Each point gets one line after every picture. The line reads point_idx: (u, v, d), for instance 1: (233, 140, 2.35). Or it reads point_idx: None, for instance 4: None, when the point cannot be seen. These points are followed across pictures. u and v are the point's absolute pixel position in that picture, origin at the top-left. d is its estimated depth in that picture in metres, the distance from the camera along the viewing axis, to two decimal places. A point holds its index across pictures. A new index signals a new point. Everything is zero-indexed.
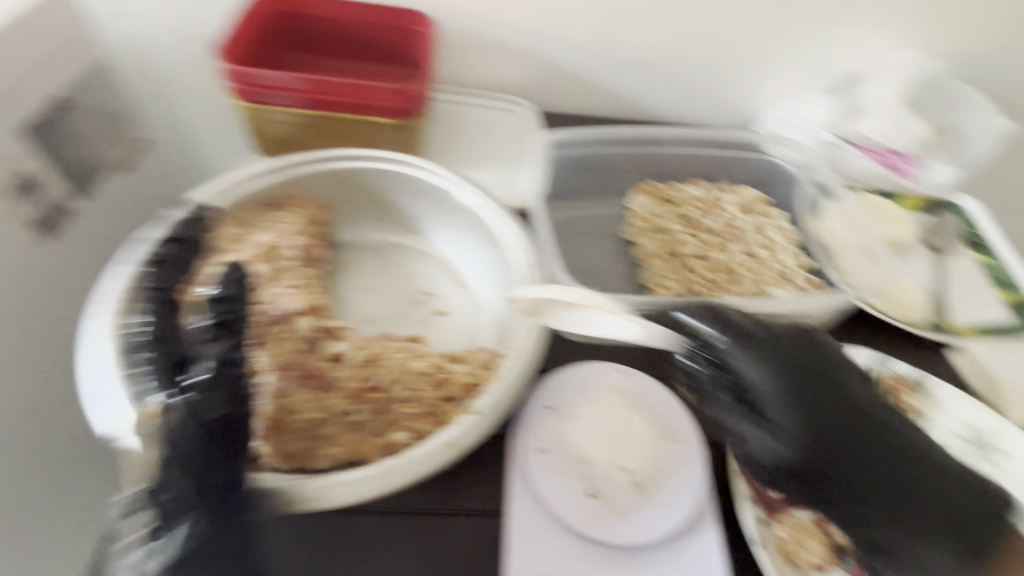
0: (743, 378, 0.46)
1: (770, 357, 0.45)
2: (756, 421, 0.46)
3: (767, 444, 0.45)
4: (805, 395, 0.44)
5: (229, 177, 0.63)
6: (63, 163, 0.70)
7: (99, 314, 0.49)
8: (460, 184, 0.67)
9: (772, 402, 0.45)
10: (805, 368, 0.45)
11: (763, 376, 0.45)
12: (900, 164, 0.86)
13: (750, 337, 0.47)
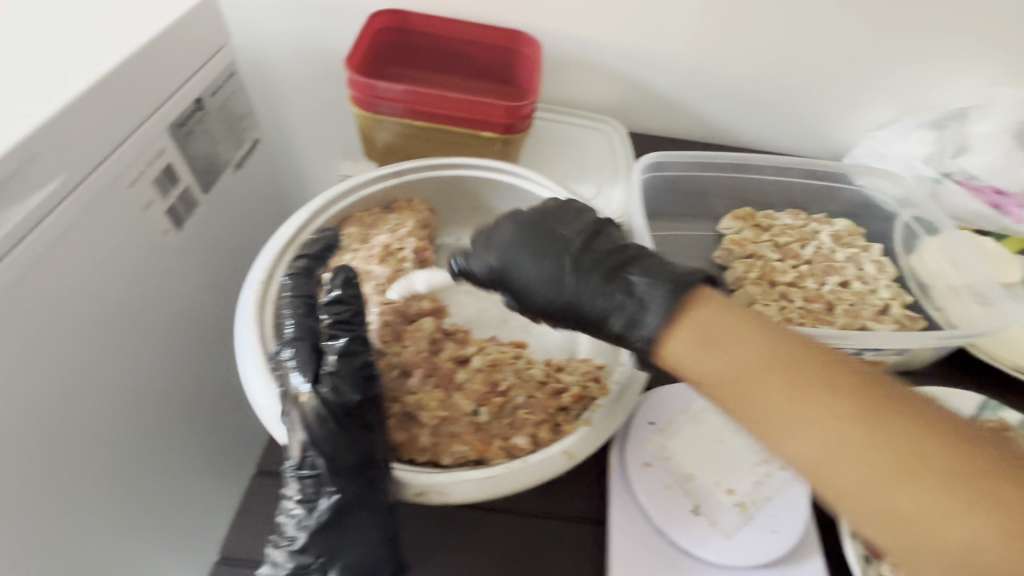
0: (477, 255, 0.50)
1: (520, 229, 0.49)
2: (530, 287, 0.48)
3: (531, 291, 0.48)
4: (546, 249, 0.48)
5: (354, 181, 0.67)
6: (197, 159, 0.76)
7: (248, 302, 0.54)
8: (565, 196, 0.69)
9: (520, 262, 0.48)
10: (543, 231, 0.49)
11: (502, 244, 0.49)
12: (1004, 204, 0.84)
13: (499, 226, 0.50)
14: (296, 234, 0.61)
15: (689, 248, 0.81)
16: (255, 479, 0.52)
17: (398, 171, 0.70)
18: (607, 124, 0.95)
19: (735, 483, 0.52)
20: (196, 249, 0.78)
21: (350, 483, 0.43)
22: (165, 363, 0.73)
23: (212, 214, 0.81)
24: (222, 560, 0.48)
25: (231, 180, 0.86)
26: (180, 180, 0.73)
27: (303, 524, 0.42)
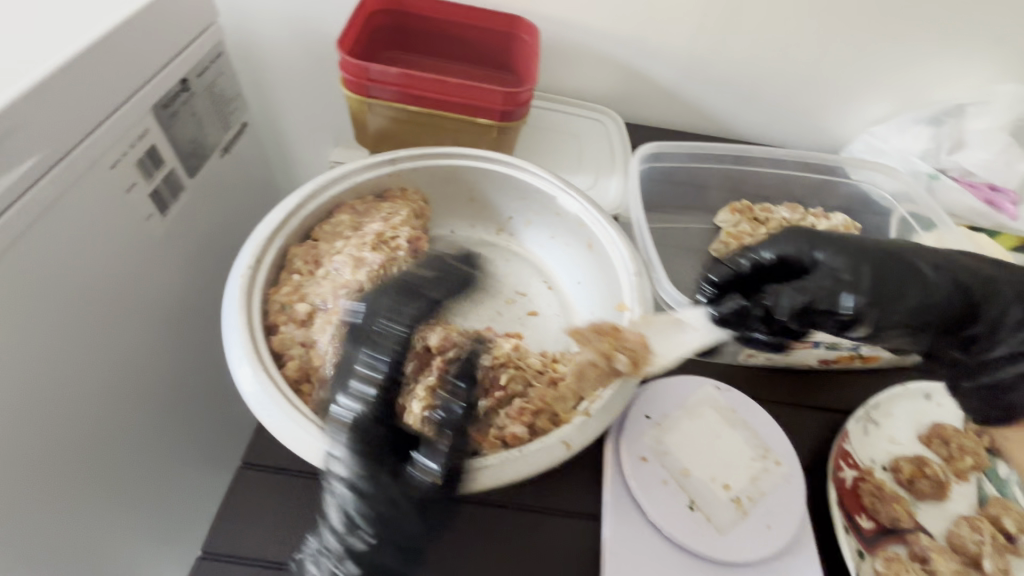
0: (790, 259, 0.54)
1: (795, 235, 0.55)
2: (834, 279, 0.50)
3: (840, 287, 0.50)
4: (842, 245, 0.52)
5: (347, 165, 0.65)
6: (183, 141, 0.73)
7: (236, 290, 0.52)
8: (562, 188, 0.67)
9: (831, 259, 0.52)
10: (811, 234, 0.54)
11: (793, 248, 0.54)
12: (1000, 202, 0.84)
13: (771, 238, 0.56)
14: (286, 218, 0.59)
15: (684, 241, 0.81)
16: (241, 472, 0.51)
17: (391, 158, 0.67)
18: (606, 115, 0.94)
19: (738, 484, 0.51)
20: (182, 235, 0.75)
21: (378, 517, 0.40)
22: (147, 351, 0.71)
23: (198, 199, 0.78)
24: (205, 554, 0.46)
25: (218, 164, 0.84)
26: (165, 162, 0.70)
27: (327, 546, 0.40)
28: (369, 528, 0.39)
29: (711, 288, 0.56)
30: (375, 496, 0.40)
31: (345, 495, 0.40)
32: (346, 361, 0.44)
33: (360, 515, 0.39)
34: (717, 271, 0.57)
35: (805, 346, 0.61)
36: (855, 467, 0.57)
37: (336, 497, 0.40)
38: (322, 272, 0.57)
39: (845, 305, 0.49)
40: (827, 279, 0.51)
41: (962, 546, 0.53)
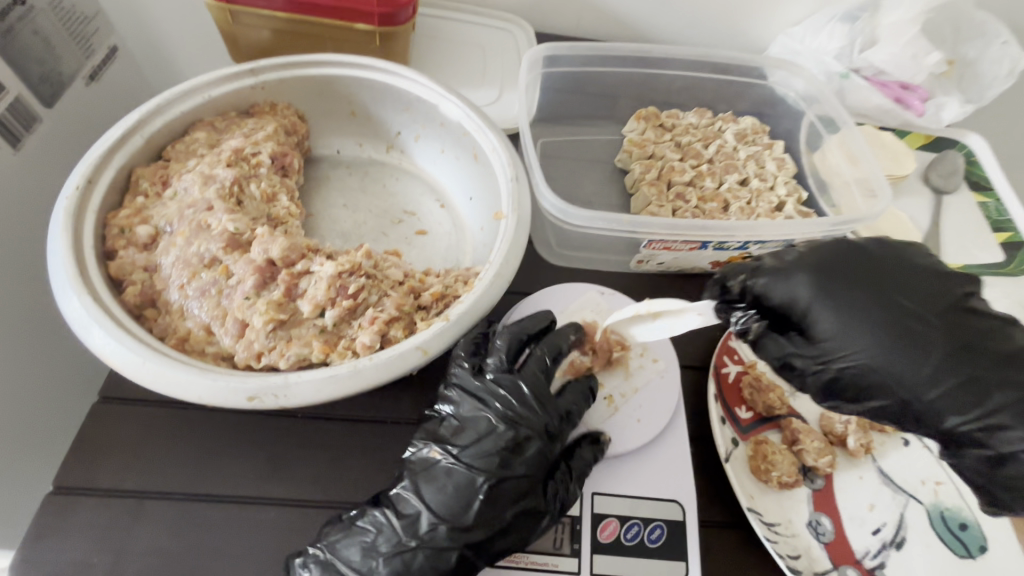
0: (787, 301, 0.44)
1: (818, 279, 0.43)
2: (819, 355, 0.43)
3: (820, 364, 0.43)
4: (860, 313, 0.42)
5: (198, 78, 0.58)
6: (31, 66, 0.61)
7: (61, 217, 0.47)
8: (441, 94, 0.62)
9: (823, 318, 0.43)
10: (842, 284, 0.43)
11: (809, 296, 0.43)
12: (908, 97, 0.83)
13: (787, 265, 0.44)
14: (127, 134, 0.54)
15: (589, 153, 0.77)
16: (98, 406, 0.48)
17: (252, 68, 0.61)
18: (509, 22, 0.87)
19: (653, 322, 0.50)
20: (43, 176, 0.65)
21: (488, 516, 0.42)
22: (20, 317, 0.61)
23: (62, 136, 0.67)
24: (56, 490, 0.44)
25: (86, 95, 0.71)
26: (5, 88, 0.58)
27: (416, 535, 0.41)
28: (482, 525, 0.41)
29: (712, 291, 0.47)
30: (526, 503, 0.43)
31: (463, 486, 0.42)
32: (536, 373, 0.48)
33: (468, 505, 0.42)
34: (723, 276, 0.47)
35: (692, 248, 0.60)
36: (739, 362, 0.57)
37: (461, 484, 0.42)
38: (170, 193, 0.52)
39: (806, 377, 0.44)
40: (813, 347, 0.44)
41: (831, 426, 0.55)
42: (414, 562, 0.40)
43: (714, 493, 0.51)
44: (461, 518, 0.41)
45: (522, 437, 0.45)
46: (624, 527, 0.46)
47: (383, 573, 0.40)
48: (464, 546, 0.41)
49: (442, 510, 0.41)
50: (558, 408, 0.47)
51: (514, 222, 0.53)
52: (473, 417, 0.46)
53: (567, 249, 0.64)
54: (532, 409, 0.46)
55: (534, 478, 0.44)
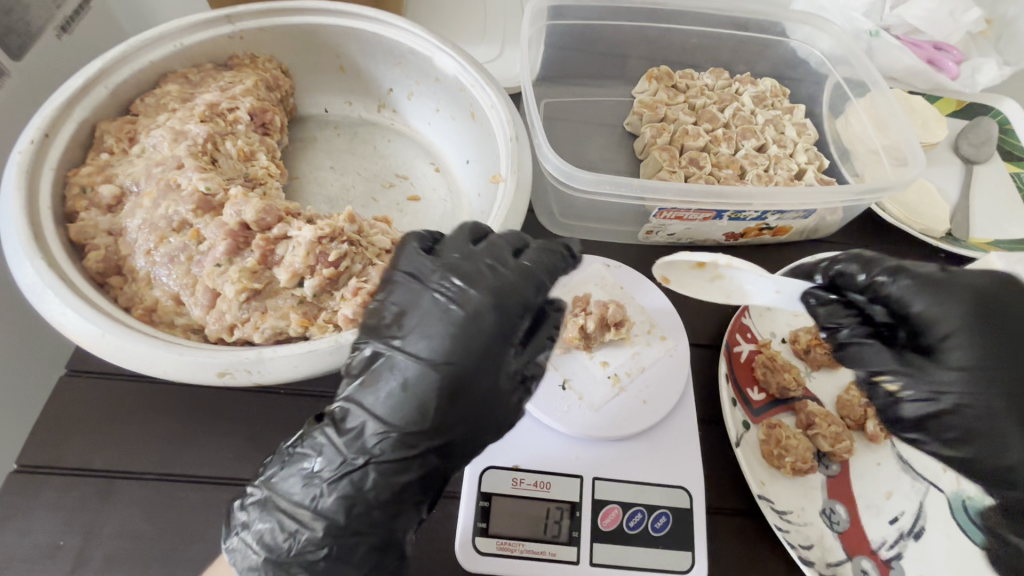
0: (922, 319, 0.37)
1: (973, 306, 0.35)
2: (935, 385, 0.35)
3: (929, 396, 0.36)
4: (1004, 358, 0.34)
5: (169, 24, 0.53)
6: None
7: (17, 175, 0.42)
8: (435, 45, 0.57)
9: (958, 351, 0.35)
10: (1003, 321, 0.35)
11: (956, 322, 0.35)
12: (941, 59, 0.76)
13: (939, 279, 0.37)
14: (89, 85, 0.49)
15: (595, 115, 0.72)
16: (65, 380, 0.45)
17: (228, 14, 0.55)
18: None
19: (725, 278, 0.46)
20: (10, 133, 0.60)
21: (444, 417, 0.33)
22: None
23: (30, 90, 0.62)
24: (19, 468, 0.41)
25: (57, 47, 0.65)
26: None
27: (363, 451, 0.33)
28: (437, 429, 0.33)
29: (829, 275, 0.42)
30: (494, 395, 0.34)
31: (408, 383, 0.33)
32: (497, 246, 0.37)
33: (419, 408, 0.33)
34: (854, 264, 0.40)
35: (705, 218, 0.56)
36: (753, 341, 0.54)
37: (406, 381, 0.33)
38: (137, 150, 0.48)
39: (906, 406, 0.37)
40: (930, 376, 0.36)
41: (848, 410, 0.51)
42: (367, 478, 0.33)
43: (722, 479, 0.48)
44: (411, 424, 0.33)
45: (477, 316, 0.33)
46: (627, 515, 0.43)
47: (333, 500, 0.33)
48: (420, 453, 0.33)
49: (390, 416, 0.33)
50: (523, 279, 0.35)
51: (513, 186, 0.49)
52: (417, 300, 0.35)
53: (570, 219, 0.60)
54: (495, 286, 0.35)
55: (495, 369, 0.34)
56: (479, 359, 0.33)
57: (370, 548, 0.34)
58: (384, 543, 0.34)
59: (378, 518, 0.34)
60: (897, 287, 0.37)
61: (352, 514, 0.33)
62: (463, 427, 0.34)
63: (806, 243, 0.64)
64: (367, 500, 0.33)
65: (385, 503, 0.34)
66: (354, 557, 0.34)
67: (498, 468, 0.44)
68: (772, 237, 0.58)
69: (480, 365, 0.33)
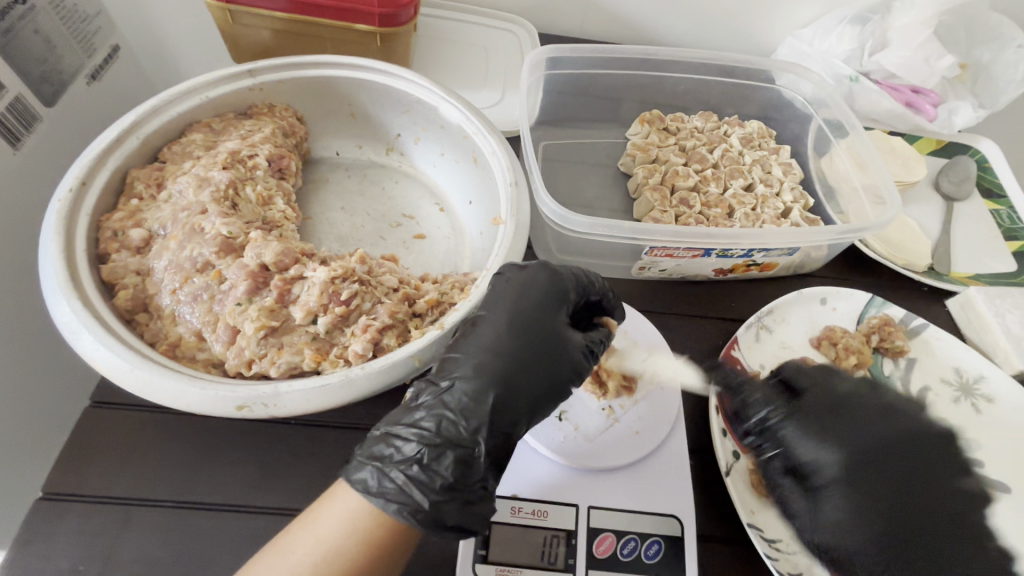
0: (812, 462, 0.50)
1: (847, 458, 0.50)
2: (822, 516, 0.48)
3: (820, 535, 0.47)
4: (869, 506, 0.48)
5: (198, 78, 0.58)
6: (30, 66, 0.60)
7: (55, 220, 0.46)
8: (441, 96, 0.61)
9: (840, 495, 0.48)
10: (864, 469, 0.49)
11: (834, 470, 0.49)
12: (920, 103, 0.81)
13: (811, 423, 0.51)
14: (122, 136, 0.53)
15: (591, 156, 0.77)
16: (89, 411, 0.48)
17: (250, 69, 0.60)
18: (514, 25, 0.85)
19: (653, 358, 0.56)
20: (43, 176, 0.64)
21: (521, 371, 0.41)
22: (6, 321, 0.60)
23: (62, 136, 0.66)
24: (44, 495, 0.44)
25: (87, 95, 0.70)
26: (6, 87, 0.57)
27: (451, 376, 0.40)
28: (526, 378, 0.41)
29: (733, 408, 0.53)
30: (567, 364, 0.44)
31: (498, 350, 0.41)
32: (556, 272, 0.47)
33: (495, 365, 0.41)
34: (762, 404, 0.52)
35: (694, 256, 0.59)
36: (742, 373, 0.56)
37: (501, 345, 0.42)
38: (165, 196, 0.52)
39: (802, 538, 0.48)
40: (820, 512, 0.48)
41: None
42: (447, 401, 0.40)
43: (713, 507, 0.49)
44: (504, 374, 0.41)
45: (542, 293, 0.45)
46: (620, 543, 0.45)
47: (428, 418, 0.39)
48: (507, 401, 0.40)
49: (482, 372, 0.40)
50: (557, 294, 0.46)
51: (513, 229, 0.52)
52: (490, 297, 0.45)
53: (567, 255, 0.63)
54: (559, 283, 0.47)
55: (556, 337, 0.44)
56: (542, 320, 0.44)
57: (459, 463, 0.38)
58: (462, 457, 0.38)
59: (463, 433, 0.39)
60: (785, 432, 0.51)
61: (441, 427, 0.39)
62: (551, 375, 0.43)
63: (793, 278, 0.67)
64: (455, 414, 0.39)
65: (467, 410, 0.39)
66: (441, 466, 0.38)
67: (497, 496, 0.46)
68: (757, 273, 0.61)
69: (558, 337, 0.44)
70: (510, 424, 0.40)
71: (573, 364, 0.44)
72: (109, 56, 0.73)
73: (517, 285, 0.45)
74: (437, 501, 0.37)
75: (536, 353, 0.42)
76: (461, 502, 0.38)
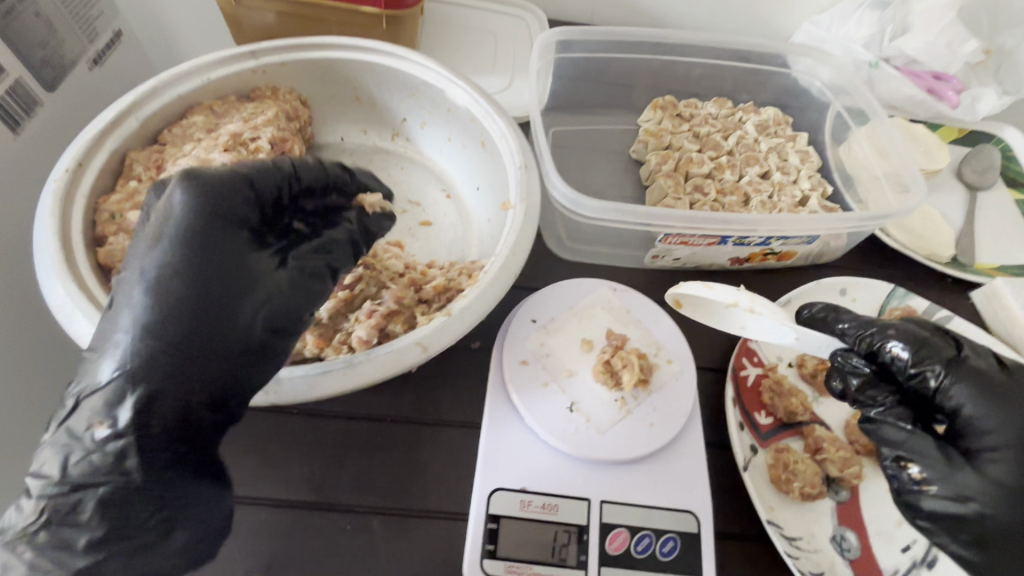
0: (975, 423, 0.42)
1: None
2: (961, 480, 0.40)
3: (956, 494, 0.40)
4: None
5: (199, 59, 0.56)
6: (29, 48, 0.58)
7: (52, 202, 0.45)
8: (448, 78, 0.59)
9: (999, 465, 0.41)
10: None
11: (1007, 437, 0.41)
12: (940, 88, 0.77)
13: (996, 384, 0.43)
14: (121, 117, 0.52)
15: (602, 143, 0.75)
16: None
17: (253, 50, 0.58)
18: (522, 9, 0.83)
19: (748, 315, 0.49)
20: (42, 161, 0.63)
21: (155, 336, 0.33)
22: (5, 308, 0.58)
23: (62, 120, 0.65)
24: None
25: (88, 80, 0.68)
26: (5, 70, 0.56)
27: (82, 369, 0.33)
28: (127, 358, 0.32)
29: (868, 347, 0.45)
30: (149, 310, 0.33)
31: (134, 329, 0.33)
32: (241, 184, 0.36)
33: (174, 316, 0.33)
34: (910, 344, 0.44)
35: (710, 243, 0.57)
36: (759, 364, 0.54)
37: (162, 297, 0.33)
38: (164, 178, 0.50)
39: (929, 498, 0.41)
40: (962, 473, 0.40)
41: (855, 434, 0.51)
42: (88, 427, 0.32)
43: (730, 503, 0.48)
44: (173, 329, 0.33)
45: (181, 214, 0.34)
46: (634, 539, 0.43)
47: (51, 462, 0.32)
48: (189, 374, 0.33)
49: (144, 336, 0.32)
50: (207, 210, 0.35)
51: (524, 213, 0.50)
52: (146, 227, 0.36)
53: (578, 243, 0.61)
54: (235, 199, 0.36)
55: (215, 274, 0.34)
56: (206, 253, 0.34)
57: (156, 508, 0.34)
58: (157, 503, 0.34)
59: (105, 472, 0.32)
60: (948, 384, 0.43)
61: (66, 469, 0.32)
62: (229, 343, 0.34)
63: (811, 269, 0.65)
64: (80, 461, 0.32)
65: (100, 469, 0.32)
66: (80, 517, 0.32)
67: (506, 489, 0.44)
68: (775, 262, 0.59)
69: (140, 282, 0.34)
70: (206, 405, 0.34)
71: (248, 306, 0.35)
72: (112, 41, 0.72)
73: (160, 209, 0.35)
74: (97, 561, 0.33)
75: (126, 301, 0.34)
76: (125, 552, 0.33)
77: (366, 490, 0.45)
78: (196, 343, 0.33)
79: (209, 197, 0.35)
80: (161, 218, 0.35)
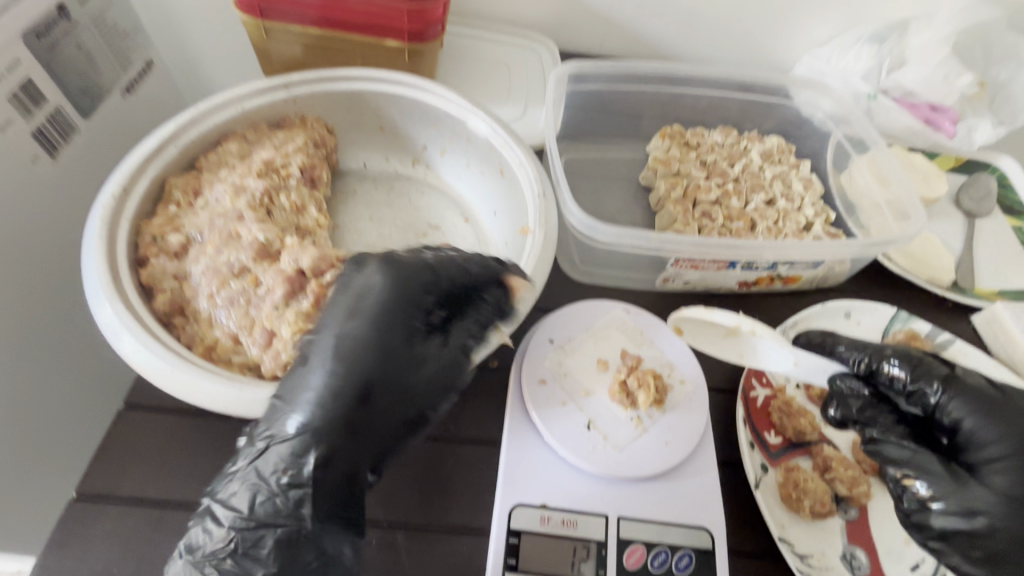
0: (973, 435, 0.44)
1: None
2: (965, 494, 0.41)
3: (963, 509, 0.41)
4: None
5: (235, 91, 0.60)
6: (70, 79, 0.61)
7: (98, 226, 0.47)
8: (469, 109, 0.63)
9: (999, 476, 0.42)
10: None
11: (1005, 450, 0.42)
12: (938, 119, 0.81)
13: (991, 399, 0.45)
14: (163, 145, 0.55)
15: (612, 170, 0.78)
16: (122, 414, 0.48)
17: (285, 82, 0.62)
18: (535, 41, 0.87)
19: (752, 337, 0.53)
20: (78, 184, 0.65)
21: (339, 394, 0.37)
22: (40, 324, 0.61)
23: (98, 145, 0.68)
24: (77, 497, 0.44)
25: (123, 106, 0.72)
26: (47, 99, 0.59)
27: (278, 415, 0.38)
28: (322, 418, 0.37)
29: (868, 368, 0.49)
30: (345, 375, 0.38)
31: (326, 387, 0.38)
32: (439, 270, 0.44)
33: (356, 377, 0.38)
34: (906, 364, 0.48)
35: (719, 268, 0.59)
36: (768, 386, 0.56)
37: (350, 359, 0.38)
38: (201, 203, 0.53)
39: (934, 514, 0.42)
40: (967, 488, 0.41)
41: (863, 454, 0.53)
42: (277, 472, 0.36)
43: (743, 521, 0.49)
44: (358, 390, 0.38)
45: (378, 291, 0.41)
46: (651, 554, 0.44)
47: (242, 496, 0.36)
48: (363, 433, 0.37)
49: (332, 393, 0.37)
50: (401, 288, 0.41)
51: (543, 236, 0.53)
52: (340, 300, 0.41)
53: (592, 266, 0.63)
54: (425, 277, 0.43)
55: (397, 345, 0.40)
56: (392, 327, 0.40)
57: (317, 549, 0.36)
58: (316, 543, 0.37)
59: (284, 515, 0.36)
60: (946, 398, 0.45)
61: (254, 506, 0.36)
62: (402, 402, 0.39)
63: (816, 292, 0.67)
64: (269, 504, 0.36)
65: (279, 512, 0.36)
66: (260, 551, 0.36)
67: (527, 505, 0.46)
68: (782, 287, 0.61)
69: (335, 347, 0.39)
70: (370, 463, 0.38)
71: (412, 371, 0.40)
72: (143, 70, 0.75)
73: (360, 286, 0.42)
74: None
75: (322, 363, 0.39)
76: None
77: (390, 505, 0.46)
78: (376, 405, 0.38)
79: (401, 282, 0.42)
80: (359, 295, 0.41)
